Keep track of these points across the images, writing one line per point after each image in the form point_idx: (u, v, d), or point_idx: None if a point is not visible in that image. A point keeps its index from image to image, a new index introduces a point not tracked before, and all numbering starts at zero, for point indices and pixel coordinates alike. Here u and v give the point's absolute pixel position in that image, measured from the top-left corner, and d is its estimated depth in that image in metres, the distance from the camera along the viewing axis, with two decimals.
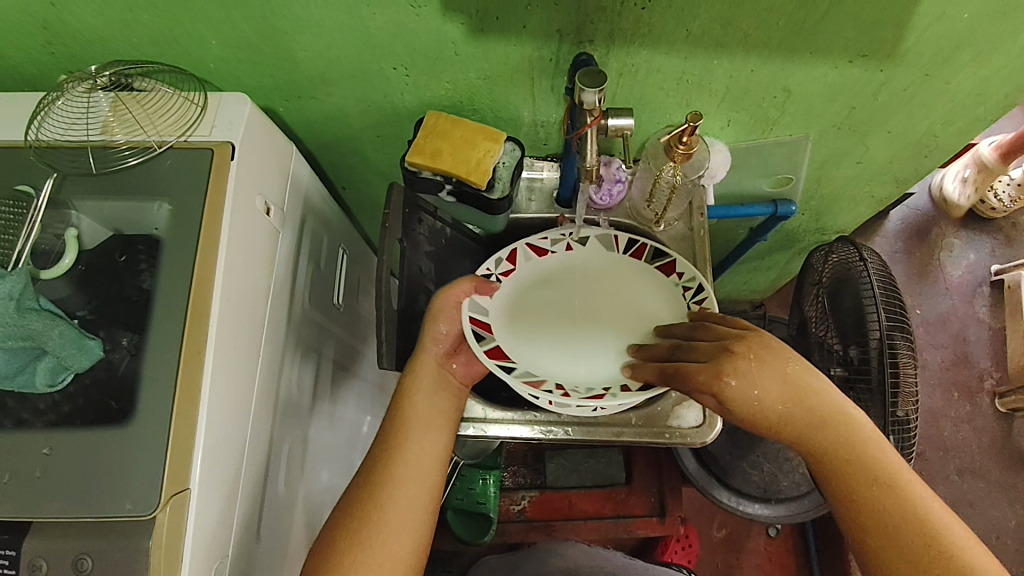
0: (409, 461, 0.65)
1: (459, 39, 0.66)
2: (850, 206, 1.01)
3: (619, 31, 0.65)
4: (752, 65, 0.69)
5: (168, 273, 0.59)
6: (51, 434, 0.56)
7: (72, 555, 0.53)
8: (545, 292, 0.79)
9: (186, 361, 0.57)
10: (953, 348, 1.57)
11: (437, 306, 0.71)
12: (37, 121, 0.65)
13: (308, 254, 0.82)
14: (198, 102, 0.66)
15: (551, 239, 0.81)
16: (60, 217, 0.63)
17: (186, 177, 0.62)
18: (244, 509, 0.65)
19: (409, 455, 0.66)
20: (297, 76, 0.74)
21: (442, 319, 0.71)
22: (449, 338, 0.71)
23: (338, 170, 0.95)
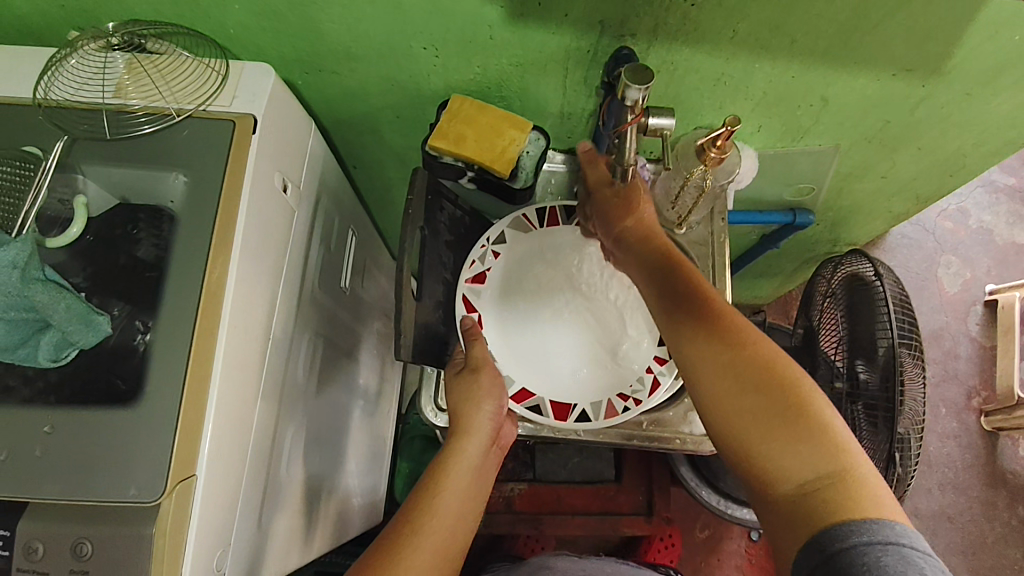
0: (447, 518, 0.62)
1: (497, 23, 0.64)
2: (867, 219, 1.00)
3: (664, 27, 0.63)
4: (795, 71, 0.67)
5: (183, 247, 0.57)
6: (54, 411, 0.53)
7: (71, 540, 0.50)
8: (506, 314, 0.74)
9: (197, 343, 0.54)
10: (944, 363, 1.58)
11: (483, 381, 0.67)
12: (46, 79, 0.61)
13: (320, 236, 0.79)
14: (220, 70, 0.63)
15: (477, 259, 0.75)
16: (66, 181, 0.59)
17: (204, 148, 0.59)
18: (246, 498, 0.63)
19: (446, 509, 0.62)
20: (321, 49, 0.70)
21: (487, 400, 0.67)
22: (501, 411, 0.68)
23: (352, 149, 0.92)
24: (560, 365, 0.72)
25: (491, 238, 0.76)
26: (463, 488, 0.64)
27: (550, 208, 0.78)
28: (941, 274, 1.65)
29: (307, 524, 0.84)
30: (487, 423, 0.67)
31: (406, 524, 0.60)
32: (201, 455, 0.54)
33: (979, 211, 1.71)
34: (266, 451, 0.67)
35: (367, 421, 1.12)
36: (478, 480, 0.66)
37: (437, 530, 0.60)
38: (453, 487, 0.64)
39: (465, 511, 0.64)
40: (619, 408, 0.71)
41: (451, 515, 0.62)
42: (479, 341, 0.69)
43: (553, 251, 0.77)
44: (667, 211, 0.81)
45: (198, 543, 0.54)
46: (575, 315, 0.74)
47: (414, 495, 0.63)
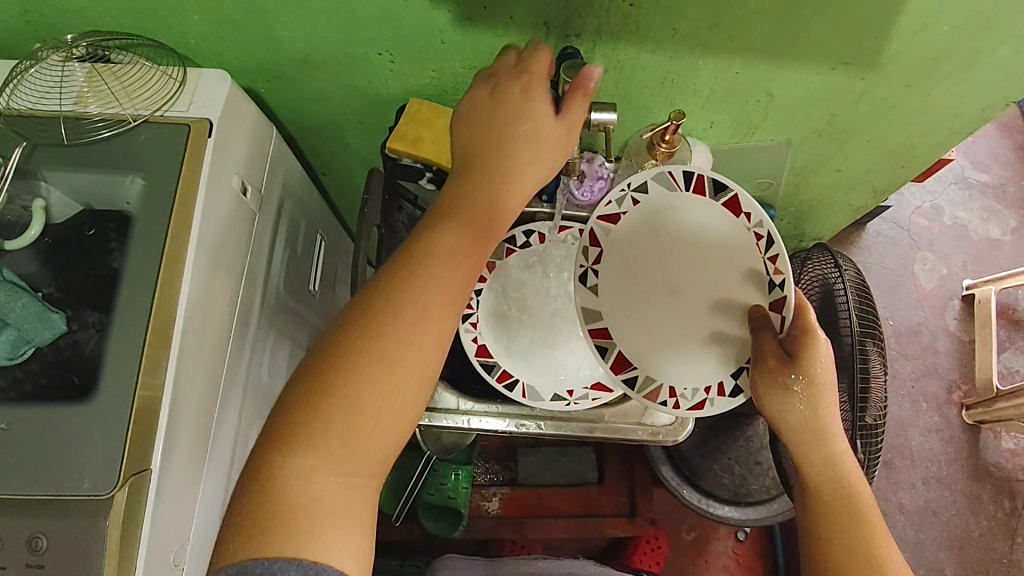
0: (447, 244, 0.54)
1: (446, 26, 0.66)
2: (829, 213, 1.02)
3: (606, 27, 0.65)
4: (738, 67, 0.69)
5: (139, 247, 0.58)
6: (8, 410, 0.54)
7: (27, 535, 0.52)
8: (615, 270, 0.68)
9: (153, 338, 0.56)
10: (924, 359, 1.59)
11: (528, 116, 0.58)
12: (9, 90, 0.63)
13: (284, 239, 0.80)
14: (177, 76, 0.65)
15: (613, 200, 0.69)
16: (28, 187, 0.62)
17: (160, 152, 0.61)
18: (205, 494, 0.64)
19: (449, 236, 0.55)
20: (279, 56, 0.72)
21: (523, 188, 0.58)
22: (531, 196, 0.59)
23: (320, 155, 0.94)
24: (648, 337, 0.66)
25: (631, 184, 0.69)
26: (474, 218, 0.56)
27: (698, 175, 0.68)
28: (918, 271, 1.66)
29: None
30: (519, 198, 0.58)
31: (369, 308, 0.51)
32: (154, 449, 0.55)
33: (953, 207, 1.72)
34: (228, 450, 0.68)
35: None
36: (491, 234, 0.57)
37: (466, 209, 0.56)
38: (429, 289, 0.53)
39: (427, 374, 0.51)
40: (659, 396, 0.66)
41: (397, 370, 0.50)
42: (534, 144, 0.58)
43: (679, 232, 0.68)
44: None
45: (150, 535, 0.55)
46: (685, 307, 0.67)
47: (377, 285, 0.52)
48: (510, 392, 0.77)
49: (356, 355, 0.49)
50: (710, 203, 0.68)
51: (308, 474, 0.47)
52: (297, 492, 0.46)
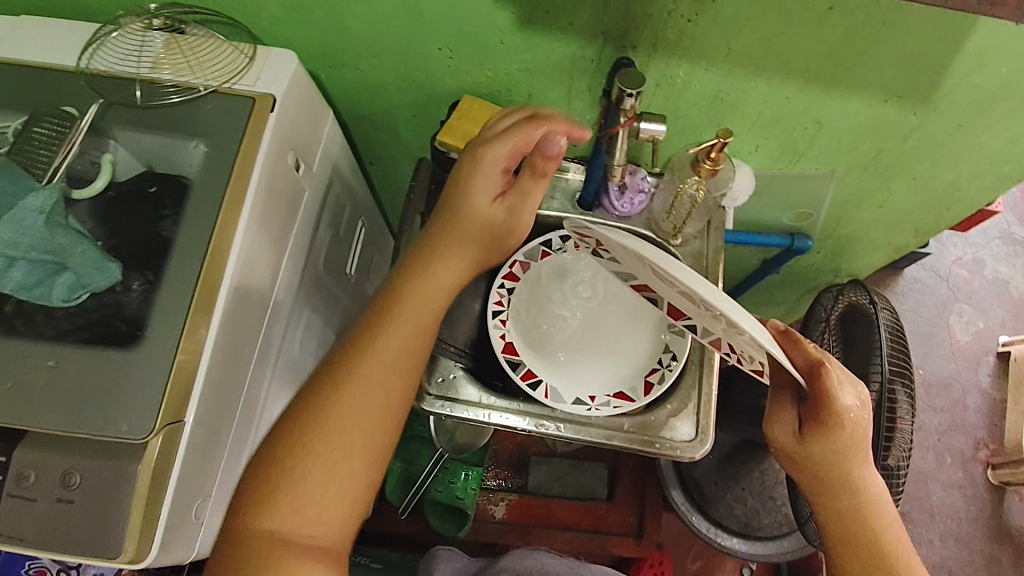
0: (381, 354, 0.64)
1: (507, 28, 0.68)
2: (867, 250, 1.02)
3: (662, 42, 0.66)
4: (789, 92, 0.70)
5: (195, 209, 0.61)
6: (58, 348, 0.57)
7: (61, 470, 0.55)
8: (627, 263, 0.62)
9: (199, 298, 0.58)
10: (952, 412, 1.56)
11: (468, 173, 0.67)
12: (90, 51, 0.67)
13: (328, 221, 0.83)
14: (248, 52, 0.68)
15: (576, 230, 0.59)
16: (97, 144, 0.64)
17: (224, 121, 0.64)
18: (231, 453, 0.67)
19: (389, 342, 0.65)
20: (343, 43, 0.75)
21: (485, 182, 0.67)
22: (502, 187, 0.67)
23: (370, 145, 0.96)
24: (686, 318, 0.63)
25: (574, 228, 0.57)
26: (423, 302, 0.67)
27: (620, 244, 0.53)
28: (954, 322, 1.63)
29: None
30: (477, 210, 0.67)
31: (315, 396, 0.62)
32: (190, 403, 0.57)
33: (996, 262, 1.69)
34: (253, 416, 0.70)
35: None
36: (465, 270, 0.70)
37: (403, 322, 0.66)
38: (401, 318, 0.66)
39: (364, 425, 0.62)
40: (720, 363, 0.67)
41: (378, 375, 0.64)
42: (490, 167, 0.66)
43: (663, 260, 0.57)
44: (663, 222, 0.83)
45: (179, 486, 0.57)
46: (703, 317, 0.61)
47: (328, 370, 0.64)
48: (532, 391, 0.78)
49: (302, 443, 0.60)
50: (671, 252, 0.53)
51: (298, 522, 0.58)
52: (298, 473, 0.59)
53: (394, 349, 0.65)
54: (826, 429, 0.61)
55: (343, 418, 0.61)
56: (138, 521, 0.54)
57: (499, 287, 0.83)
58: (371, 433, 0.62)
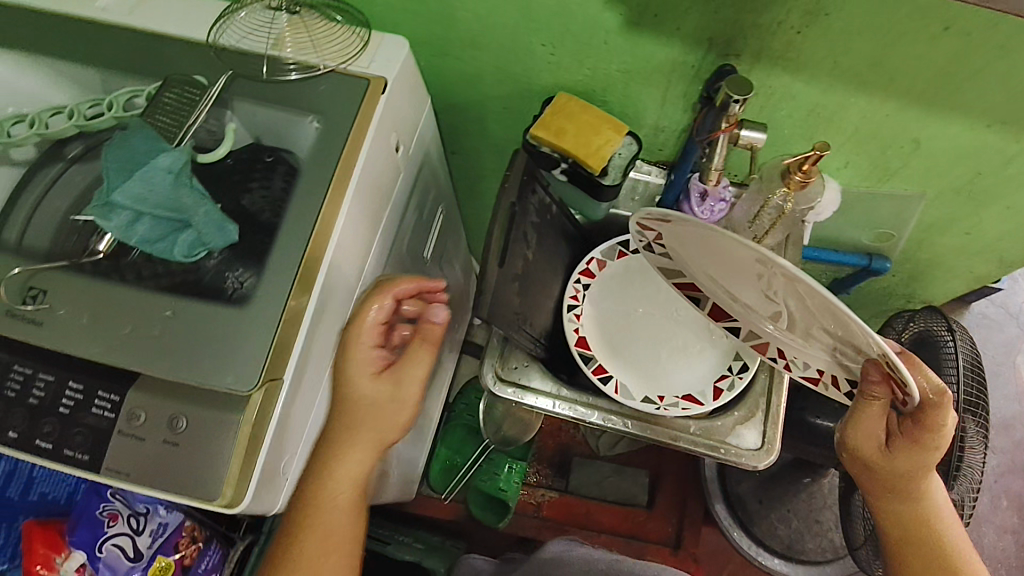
0: (339, 468, 0.67)
1: (613, 28, 0.70)
2: (946, 277, 1.00)
3: (767, 52, 0.67)
4: (891, 110, 0.70)
5: (306, 181, 0.64)
6: (174, 299, 0.60)
7: (169, 415, 0.58)
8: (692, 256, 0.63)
9: (306, 265, 0.61)
10: (1012, 455, 1.51)
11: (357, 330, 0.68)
12: (220, 26, 0.70)
13: (415, 205, 0.86)
14: (363, 36, 0.71)
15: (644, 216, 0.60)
16: (217, 114, 0.68)
17: (339, 99, 0.67)
18: (316, 416, 0.70)
19: (343, 468, 0.67)
20: (448, 34, 0.78)
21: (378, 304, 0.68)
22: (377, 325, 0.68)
23: (456, 136, 0.99)
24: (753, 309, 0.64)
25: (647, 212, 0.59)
26: (359, 465, 0.67)
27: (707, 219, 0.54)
28: (1021, 362, 1.58)
29: None
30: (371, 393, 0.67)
31: (289, 536, 0.66)
32: (290, 361, 0.60)
33: None
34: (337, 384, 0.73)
35: None
36: (369, 450, 0.68)
37: (329, 502, 0.67)
38: (355, 446, 0.67)
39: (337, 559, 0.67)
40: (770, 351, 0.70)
41: (337, 528, 0.67)
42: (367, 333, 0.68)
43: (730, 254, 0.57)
44: (744, 230, 0.83)
45: (274, 440, 0.60)
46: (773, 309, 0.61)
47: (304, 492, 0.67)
48: (602, 385, 0.79)
49: None
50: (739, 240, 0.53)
51: None
52: None
53: (358, 462, 0.67)
54: (916, 436, 0.62)
55: (328, 550, 0.67)
56: (237, 468, 0.58)
57: (575, 282, 0.85)
58: (346, 545, 0.68)
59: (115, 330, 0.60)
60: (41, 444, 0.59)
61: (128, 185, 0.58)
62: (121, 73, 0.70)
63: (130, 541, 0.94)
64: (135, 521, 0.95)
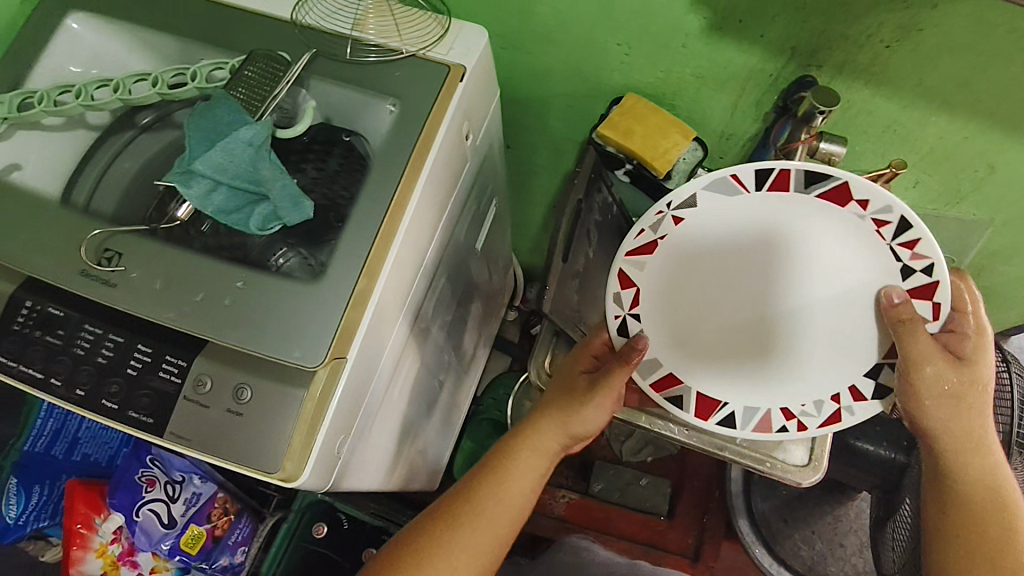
0: (541, 444, 0.71)
1: (694, 32, 0.70)
2: (1001, 307, 0.99)
3: (851, 65, 0.66)
4: (971, 131, 0.69)
5: (382, 164, 0.65)
6: (246, 271, 0.61)
7: (234, 384, 0.59)
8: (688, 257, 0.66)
9: (377, 247, 0.62)
10: None
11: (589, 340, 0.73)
12: (303, 3, 0.71)
13: (474, 196, 0.86)
14: (444, 24, 0.71)
15: (647, 228, 0.65)
16: (292, 92, 0.68)
17: (417, 84, 0.67)
18: (370, 399, 0.70)
19: (541, 443, 0.71)
20: (524, 28, 0.78)
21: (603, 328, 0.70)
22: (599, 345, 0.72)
23: (513, 130, 0.99)
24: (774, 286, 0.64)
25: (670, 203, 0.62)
26: (548, 443, 0.71)
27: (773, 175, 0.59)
28: None
29: (395, 452, 0.90)
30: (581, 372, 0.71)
31: (445, 511, 0.68)
32: (354, 341, 0.61)
33: None
34: (392, 367, 0.74)
35: (456, 385, 1.17)
36: (559, 436, 0.71)
37: (517, 474, 0.70)
38: (546, 429, 0.71)
39: (501, 522, 0.68)
40: (772, 426, 0.68)
41: (518, 497, 0.69)
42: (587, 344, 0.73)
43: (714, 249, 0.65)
44: None
45: (333, 419, 0.61)
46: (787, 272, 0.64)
47: (489, 455, 0.72)
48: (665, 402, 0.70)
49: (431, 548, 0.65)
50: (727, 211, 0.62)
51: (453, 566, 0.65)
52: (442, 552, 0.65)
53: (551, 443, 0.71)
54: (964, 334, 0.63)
55: (490, 510, 0.68)
56: (297, 442, 0.58)
57: None
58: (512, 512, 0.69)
59: (187, 297, 0.60)
60: (107, 404, 0.60)
61: (209, 156, 0.60)
62: (203, 46, 0.70)
63: (166, 507, 0.96)
64: (173, 488, 0.98)
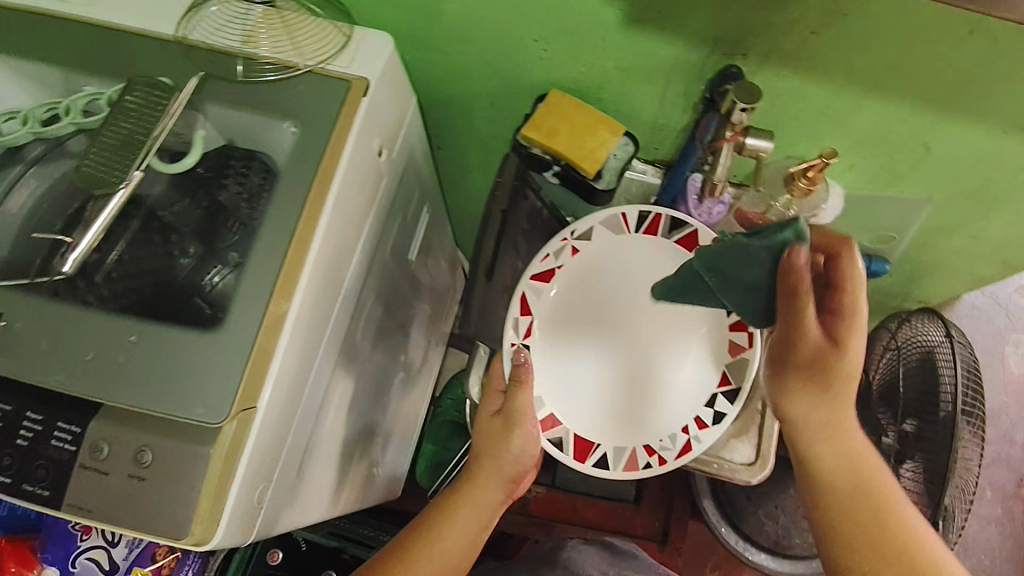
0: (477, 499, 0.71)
1: (612, 25, 0.65)
2: (945, 279, 0.98)
3: (778, 52, 0.63)
4: (904, 114, 0.66)
5: (283, 192, 0.60)
6: (139, 323, 0.56)
7: (135, 447, 0.55)
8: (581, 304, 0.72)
9: (279, 287, 0.57)
10: (998, 447, 1.47)
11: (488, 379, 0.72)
12: (186, 18, 0.64)
13: (399, 207, 0.81)
14: (345, 31, 0.66)
15: (550, 254, 0.72)
16: (188, 118, 0.63)
17: (318, 103, 0.62)
18: (294, 436, 0.66)
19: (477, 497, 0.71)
20: (435, 27, 0.72)
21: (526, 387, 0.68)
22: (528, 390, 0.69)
23: (439, 129, 0.93)
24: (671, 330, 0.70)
25: (574, 232, 0.72)
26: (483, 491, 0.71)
27: (652, 214, 0.72)
28: (1009, 353, 1.54)
29: (339, 476, 0.86)
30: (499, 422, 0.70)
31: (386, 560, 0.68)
32: (263, 390, 0.57)
33: None
34: (318, 402, 0.70)
35: (404, 394, 1.14)
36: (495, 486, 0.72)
37: (457, 528, 0.70)
38: (485, 480, 0.71)
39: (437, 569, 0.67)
40: (638, 463, 0.69)
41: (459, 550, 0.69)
42: (494, 395, 0.72)
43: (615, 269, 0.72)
44: None
45: (247, 470, 0.57)
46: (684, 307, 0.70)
47: (428, 510, 0.72)
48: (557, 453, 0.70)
49: None
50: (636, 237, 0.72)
51: None
52: None
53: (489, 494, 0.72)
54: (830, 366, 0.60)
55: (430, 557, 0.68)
56: (207, 503, 0.55)
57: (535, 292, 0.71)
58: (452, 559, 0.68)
59: (75, 357, 0.55)
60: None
61: (727, 259, 0.59)
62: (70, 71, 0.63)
63: (106, 553, 0.91)
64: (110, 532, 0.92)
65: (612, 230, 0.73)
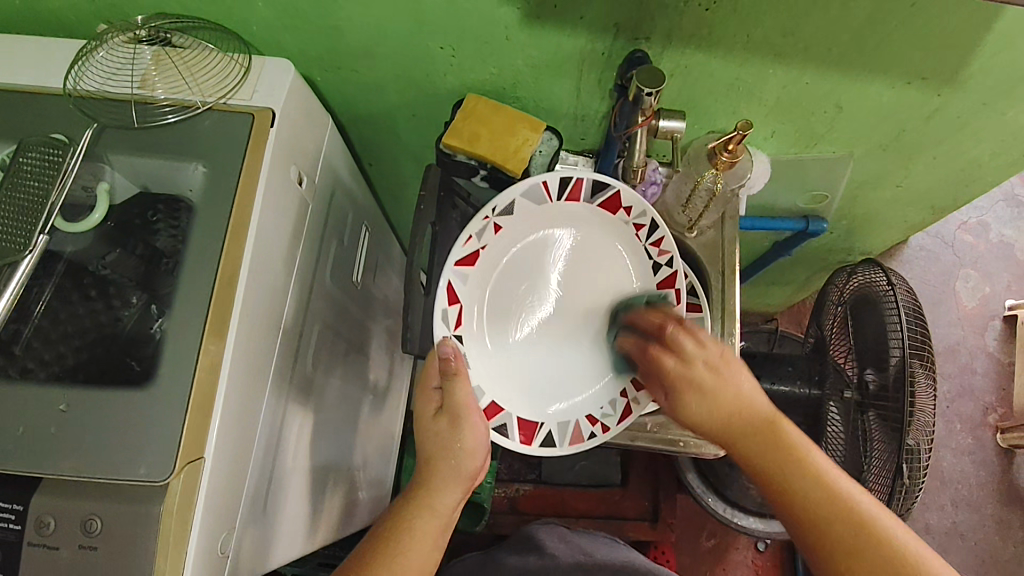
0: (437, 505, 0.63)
1: (513, 23, 0.65)
2: (880, 226, 1.00)
3: (678, 32, 0.63)
4: (810, 77, 0.68)
5: (201, 235, 0.58)
6: (68, 390, 0.55)
7: (82, 516, 0.52)
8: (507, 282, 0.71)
9: (209, 331, 0.56)
10: (959, 379, 1.52)
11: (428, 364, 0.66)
12: (76, 70, 0.64)
13: (332, 231, 0.80)
14: (243, 63, 0.65)
15: (474, 235, 0.67)
16: (93, 169, 0.62)
17: (225, 140, 0.61)
18: (252, 476, 0.64)
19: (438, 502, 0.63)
20: (339, 47, 0.71)
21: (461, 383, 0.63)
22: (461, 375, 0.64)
23: (366, 146, 0.92)
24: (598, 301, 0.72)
25: (496, 208, 0.66)
26: (441, 496, 0.63)
27: (573, 179, 0.68)
28: (959, 289, 1.58)
29: (313, 508, 0.84)
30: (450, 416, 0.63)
31: None
32: (209, 440, 0.55)
33: (1001, 225, 1.64)
34: (274, 440, 0.69)
35: (375, 416, 1.13)
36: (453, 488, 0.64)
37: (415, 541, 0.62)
38: (440, 480, 0.63)
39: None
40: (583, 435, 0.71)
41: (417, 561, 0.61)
42: (426, 393, 0.66)
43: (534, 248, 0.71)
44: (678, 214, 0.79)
45: (204, 516, 0.55)
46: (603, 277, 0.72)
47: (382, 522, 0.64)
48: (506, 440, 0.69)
49: None
50: (569, 205, 0.70)
51: None
52: None
53: (451, 496, 0.64)
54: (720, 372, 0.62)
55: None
56: (167, 561, 0.52)
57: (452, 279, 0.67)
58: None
59: (6, 434, 0.54)
60: None
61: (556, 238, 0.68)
62: None
63: None
64: None
65: (535, 202, 0.69)
